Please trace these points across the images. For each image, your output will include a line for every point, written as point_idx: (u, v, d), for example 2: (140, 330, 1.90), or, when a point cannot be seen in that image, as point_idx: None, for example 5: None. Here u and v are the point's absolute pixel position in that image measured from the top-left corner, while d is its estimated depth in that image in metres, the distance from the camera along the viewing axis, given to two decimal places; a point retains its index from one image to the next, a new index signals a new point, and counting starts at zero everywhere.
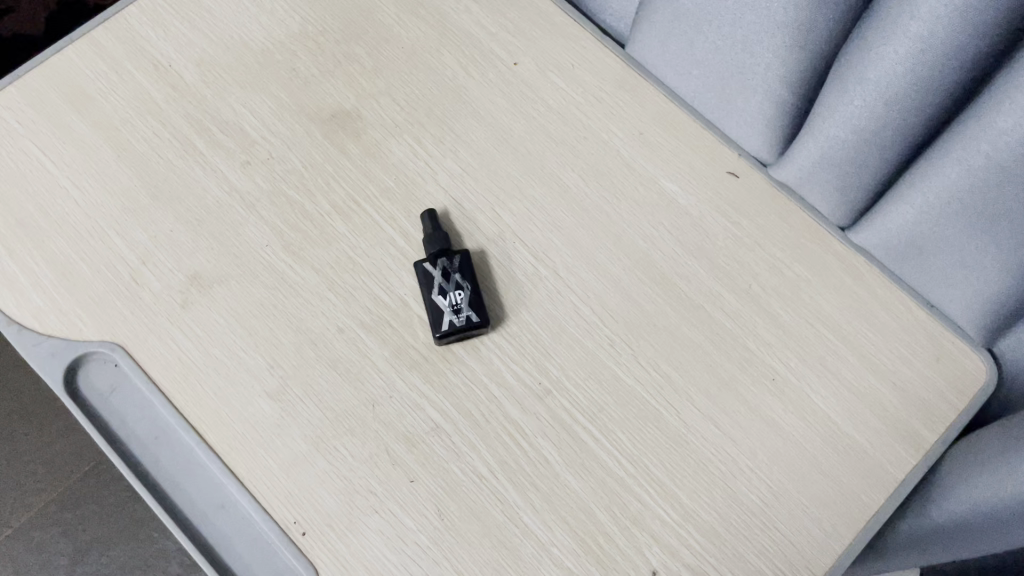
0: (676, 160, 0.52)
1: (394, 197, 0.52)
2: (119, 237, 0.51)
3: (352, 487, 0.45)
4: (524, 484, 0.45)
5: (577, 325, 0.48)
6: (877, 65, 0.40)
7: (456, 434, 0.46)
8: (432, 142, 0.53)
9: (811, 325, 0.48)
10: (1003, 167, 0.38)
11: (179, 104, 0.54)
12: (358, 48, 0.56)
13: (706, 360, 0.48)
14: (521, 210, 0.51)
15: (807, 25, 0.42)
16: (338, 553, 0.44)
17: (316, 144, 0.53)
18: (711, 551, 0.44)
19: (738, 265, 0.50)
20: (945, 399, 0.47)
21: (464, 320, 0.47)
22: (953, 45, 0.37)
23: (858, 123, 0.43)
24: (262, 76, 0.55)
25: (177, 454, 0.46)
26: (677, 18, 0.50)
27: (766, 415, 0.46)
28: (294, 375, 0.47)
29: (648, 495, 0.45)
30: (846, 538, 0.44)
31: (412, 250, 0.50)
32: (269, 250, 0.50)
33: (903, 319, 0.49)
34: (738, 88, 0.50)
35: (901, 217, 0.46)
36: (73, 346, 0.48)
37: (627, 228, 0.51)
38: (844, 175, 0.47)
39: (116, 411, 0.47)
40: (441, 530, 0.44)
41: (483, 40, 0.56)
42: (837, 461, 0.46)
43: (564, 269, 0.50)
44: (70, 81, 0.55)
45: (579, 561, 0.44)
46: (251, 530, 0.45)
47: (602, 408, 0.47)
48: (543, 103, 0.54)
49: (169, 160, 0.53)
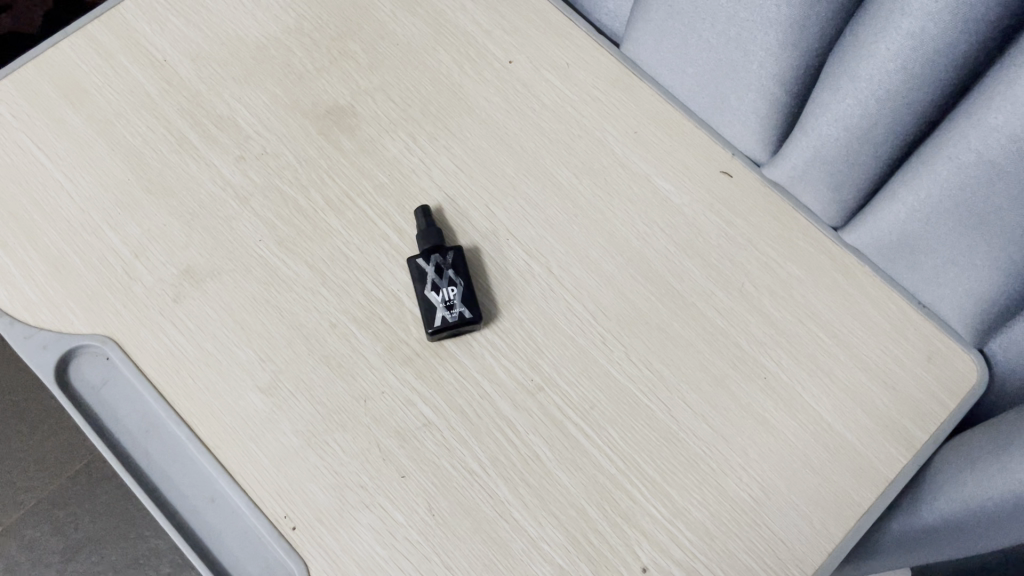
0: (669, 158, 0.53)
1: (388, 193, 0.52)
2: (112, 230, 0.51)
3: (343, 482, 0.45)
4: (515, 480, 0.45)
5: (569, 322, 0.49)
6: (869, 62, 0.40)
7: (447, 430, 0.46)
8: (426, 138, 0.53)
9: (802, 323, 0.49)
10: (994, 164, 0.38)
11: (173, 99, 0.54)
12: (354, 45, 0.56)
13: (698, 357, 0.48)
14: (515, 208, 0.52)
15: (800, 22, 0.42)
16: (329, 548, 0.44)
17: (310, 140, 0.53)
18: (701, 548, 0.44)
19: (730, 264, 0.50)
20: (935, 398, 0.47)
21: (457, 316, 0.47)
22: (945, 42, 0.37)
23: (851, 122, 0.43)
24: (257, 71, 0.55)
25: (168, 446, 0.46)
26: (671, 16, 0.50)
27: (756, 412, 0.47)
28: (287, 370, 0.47)
29: (639, 491, 0.45)
30: (836, 536, 0.44)
31: (406, 246, 0.50)
32: (262, 244, 0.50)
33: (895, 318, 0.49)
34: (732, 87, 0.50)
35: (892, 216, 0.46)
36: (63, 339, 0.48)
37: (620, 226, 0.51)
38: (836, 173, 0.47)
39: (107, 403, 0.47)
40: (431, 525, 0.44)
41: (479, 38, 0.56)
42: (828, 460, 0.46)
43: (558, 266, 0.50)
44: (64, 74, 0.55)
45: (570, 557, 0.44)
46: (240, 524, 0.45)
47: (594, 405, 0.47)
48: (538, 100, 0.54)
49: (164, 155, 0.53)
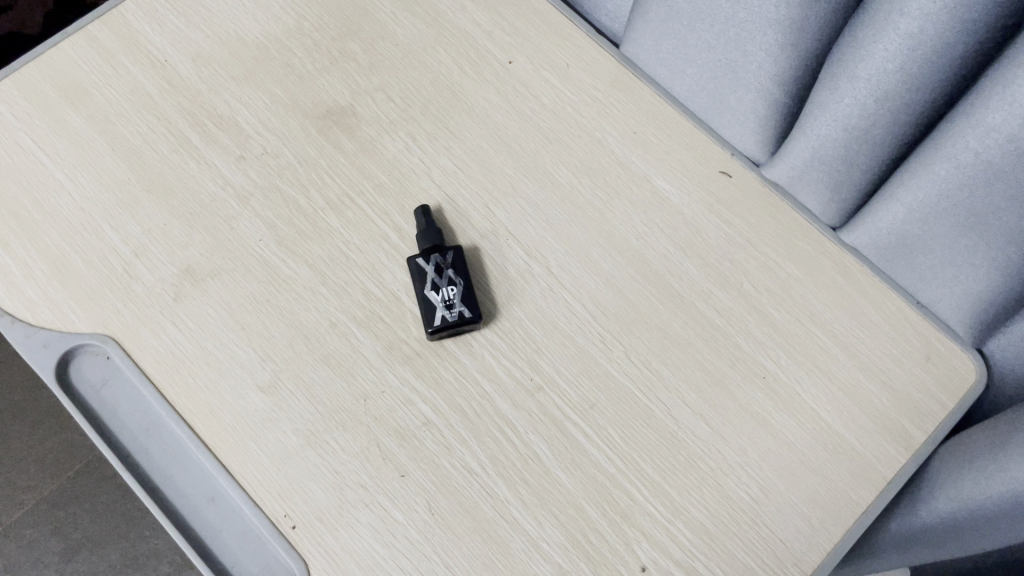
0: (669, 159, 0.53)
1: (387, 193, 0.52)
2: (112, 229, 0.51)
3: (343, 481, 0.45)
4: (514, 479, 0.45)
5: (569, 322, 0.49)
6: (868, 62, 0.40)
7: (447, 429, 0.46)
8: (426, 138, 0.53)
9: (801, 323, 0.49)
10: (992, 164, 0.39)
11: (174, 99, 0.54)
12: (354, 45, 0.56)
13: (697, 357, 0.48)
14: (514, 208, 0.52)
15: (799, 22, 0.42)
16: (329, 547, 0.44)
17: (310, 139, 0.53)
18: (700, 547, 0.44)
19: (730, 264, 0.50)
20: (933, 398, 0.47)
21: (457, 316, 0.47)
22: (943, 42, 0.37)
23: (850, 122, 0.44)
24: (257, 72, 0.55)
25: (168, 445, 0.46)
26: (670, 17, 0.50)
27: (755, 412, 0.47)
28: (287, 369, 0.47)
29: (638, 490, 0.45)
30: (835, 535, 0.44)
31: (406, 246, 0.51)
32: (263, 244, 0.50)
33: (893, 318, 0.49)
34: (732, 87, 0.50)
35: (890, 216, 0.46)
36: (64, 338, 0.48)
37: (620, 226, 0.51)
38: (835, 173, 0.47)
39: (107, 403, 0.47)
40: (430, 524, 0.44)
41: (478, 38, 0.57)
42: (827, 459, 0.46)
43: (557, 266, 0.50)
44: (64, 74, 0.55)
45: (569, 556, 0.44)
46: (240, 523, 0.45)
47: (594, 404, 0.47)
48: (537, 100, 0.55)
49: (164, 155, 0.53)
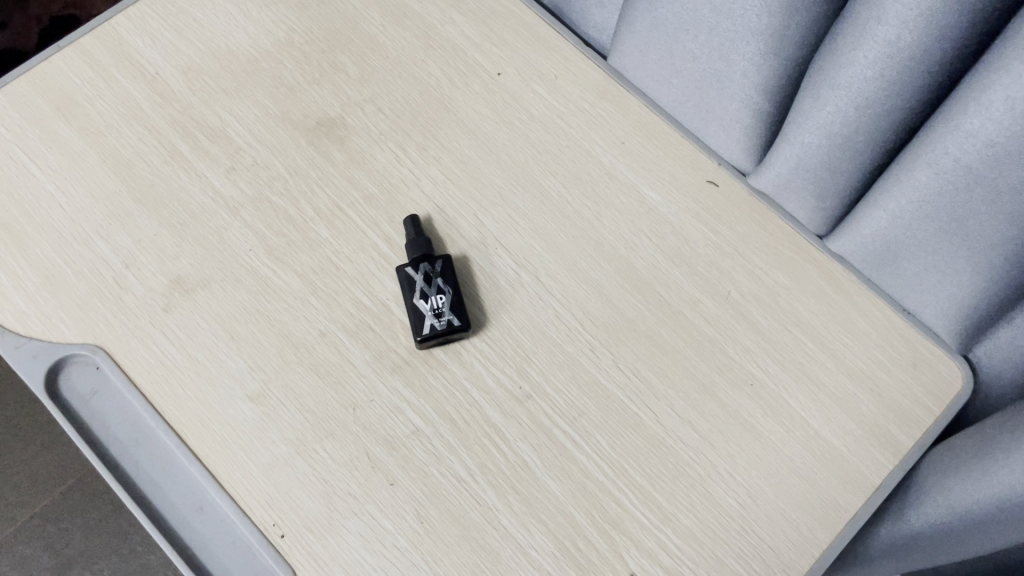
0: (657, 169, 0.53)
1: (377, 203, 0.52)
2: (103, 240, 0.51)
3: (332, 489, 0.45)
4: (503, 486, 0.45)
5: (558, 331, 0.49)
6: (848, 69, 0.41)
7: (436, 438, 0.46)
8: (415, 149, 0.54)
9: (789, 330, 0.49)
10: (971, 168, 0.39)
11: (166, 111, 0.55)
12: (344, 57, 0.57)
13: (685, 364, 0.48)
14: (503, 217, 0.52)
15: (781, 31, 0.43)
16: (318, 555, 0.44)
17: (301, 150, 0.54)
18: (690, 554, 0.44)
19: (717, 272, 0.50)
20: (921, 404, 0.48)
21: (445, 324, 0.47)
22: (920, 49, 0.38)
23: (832, 129, 0.44)
24: (248, 84, 0.56)
25: (157, 455, 0.46)
26: (655, 27, 0.51)
27: (743, 418, 0.47)
28: (276, 379, 0.47)
29: (626, 498, 0.45)
30: (824, 541, 0.44)
31: (395, 255, 0.51)
32: (253, 254, 0.51)
33: (881, 325, 0.49)
34: (716, 96, 0.51)
35: (875, 222, 0.47)
36: (54, 348, 0.48)
37: (608, 235, 0.52)
38: (819, 180, 0.48)
39: (97, 413, 0.47)
40: (420, 532, 0.44)
41: (468, 50, 0.57)
42: (815, 465, 0.46)
43: (546, 275, 0.50)
44: (58, 88, 0.55)
45: (558, 564, 0.44)
46: (228, 533, 0.45)
47: (582, 412, 0.47)
48: (526, 111, 0.55)
49: (155, 166, 0.53)
